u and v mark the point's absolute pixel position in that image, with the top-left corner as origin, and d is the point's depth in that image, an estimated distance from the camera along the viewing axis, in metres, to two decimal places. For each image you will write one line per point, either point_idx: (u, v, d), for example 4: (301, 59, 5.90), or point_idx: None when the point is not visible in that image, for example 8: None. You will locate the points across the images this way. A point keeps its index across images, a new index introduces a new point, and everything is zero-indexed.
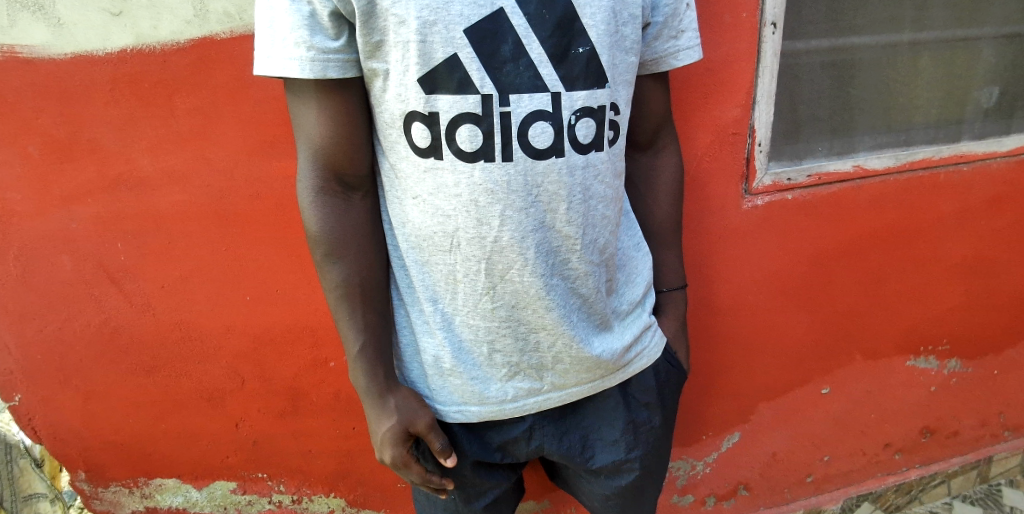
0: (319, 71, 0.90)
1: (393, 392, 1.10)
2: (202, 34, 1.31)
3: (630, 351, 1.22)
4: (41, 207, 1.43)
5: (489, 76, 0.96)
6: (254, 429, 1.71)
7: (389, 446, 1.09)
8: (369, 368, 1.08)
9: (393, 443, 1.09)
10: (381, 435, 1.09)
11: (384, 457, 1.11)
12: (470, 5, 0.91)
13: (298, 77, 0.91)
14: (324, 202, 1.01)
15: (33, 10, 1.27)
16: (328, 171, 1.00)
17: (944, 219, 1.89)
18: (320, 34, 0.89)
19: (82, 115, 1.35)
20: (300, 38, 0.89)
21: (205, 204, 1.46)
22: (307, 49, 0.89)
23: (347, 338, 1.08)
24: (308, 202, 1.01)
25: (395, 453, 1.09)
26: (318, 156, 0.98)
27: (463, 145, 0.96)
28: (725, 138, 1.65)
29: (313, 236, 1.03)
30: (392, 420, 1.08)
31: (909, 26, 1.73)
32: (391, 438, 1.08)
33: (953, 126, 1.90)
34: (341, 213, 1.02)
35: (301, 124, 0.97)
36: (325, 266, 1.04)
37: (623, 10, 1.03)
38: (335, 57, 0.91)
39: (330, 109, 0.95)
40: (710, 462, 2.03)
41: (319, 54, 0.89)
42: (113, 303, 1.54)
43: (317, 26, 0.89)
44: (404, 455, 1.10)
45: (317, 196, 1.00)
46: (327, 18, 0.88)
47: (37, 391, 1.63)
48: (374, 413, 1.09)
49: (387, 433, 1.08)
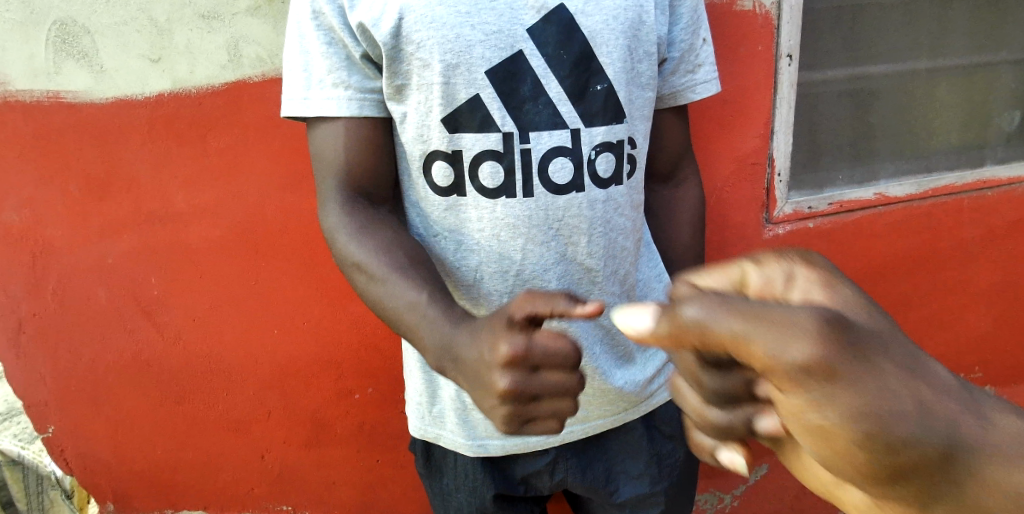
0: (356, 110, 0.94)
1: (453, 333, 0.84)
2: (235, 77, 1.38)
3: (653, 382, 1.21)
4: (79, 241, 1.48)
5: (510, 114, 0.99)
6: (280, 460, 1.73)
7: (486, 407, 0.79)
8: (431, 339, 0.86)
9: (481, 395, 0.79)
10: (476, 398, 0.80)
11: (510, 425, 0.78)
12: (492, 48, 0.95)
13: (334, 116, 0.95)
14: (346, 205, 0.96)
15: (77, 58, 1.35)
16: (359, 191, 0.98)
17: (971, 244, 1.86)
18: (357, 74, 0.94)
19: (119, 154, 1.41)
20: (337, 78, 0.93)
21: (235, 240, 1.51)
22: (346, 88, 0.93)
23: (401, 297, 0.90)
24: (337, 222, 0.96)
25: (488, 398, 0.77)
26: (349, 182, 0.97)
27: (485, 181, 0.99)
28: (745, 168, 1.66)
29: (337, 231, 0.96)
30: (464, 370, 0.81)
31: (927, 53, 1.74)
32: (476, 388, 0.79)
33: (975, 151, 1.89)
34: (364, 211, 0.97)
35: (324, 154, 0.97)
36: (354, 242, 0.95)
37: (639, 47, 1.05)
38: (371, 97, 0.95)
39: (357, 138, 0.96)
40: (737, 495, 1.99)
41: (356, 94, 0.94)
42: (146, 335, 1.58)
43: (354, 67, 0.94)
44: (488, 385, 0.77)
45: (340, 203, 0.96)
46: (361, 61, 0.93)
47: (71, 422, 1.66)
48: (466, 336, 0.81)
49: (473, 393, 0.80)
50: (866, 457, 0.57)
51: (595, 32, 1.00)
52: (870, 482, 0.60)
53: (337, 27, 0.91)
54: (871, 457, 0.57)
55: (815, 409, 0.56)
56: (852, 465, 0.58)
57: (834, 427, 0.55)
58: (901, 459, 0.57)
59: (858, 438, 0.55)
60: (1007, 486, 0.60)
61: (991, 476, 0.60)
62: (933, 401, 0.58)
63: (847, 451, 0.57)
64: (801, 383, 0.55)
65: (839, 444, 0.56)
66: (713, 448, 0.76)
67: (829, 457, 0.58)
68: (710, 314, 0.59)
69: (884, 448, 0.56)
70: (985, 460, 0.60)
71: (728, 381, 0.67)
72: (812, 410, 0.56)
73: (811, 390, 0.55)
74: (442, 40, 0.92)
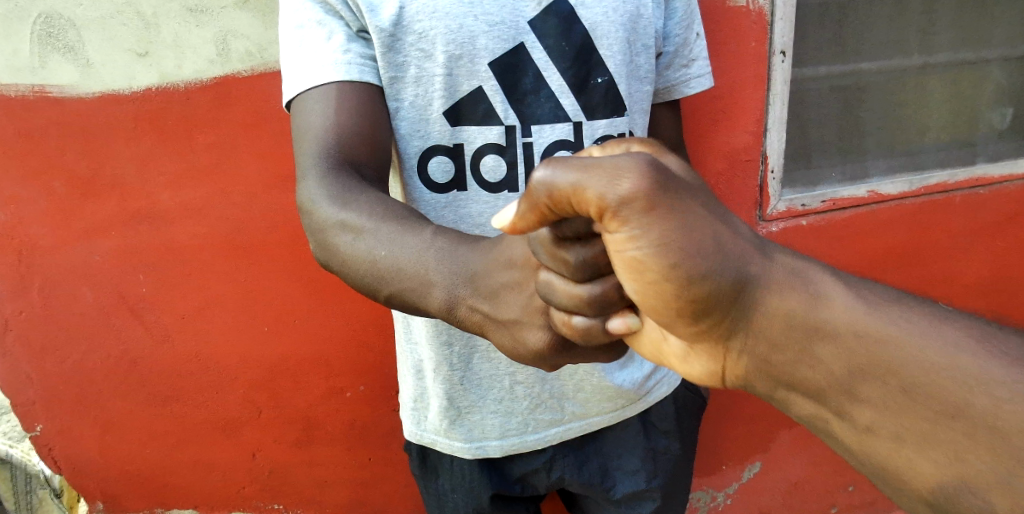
0: (357, 75, 0.89)
1: (461, 256, 0.74)
2: (224, 72, 1.36)
3: (651, 378, 1.20)
4: (66, 239, 1.45)
5: (512, 107, 1.00)
6: (270, 459, 1.71)
7: (523, 317, 0.72)
8: (438, 269, 0.74)
9: (516, 304, 0.72)
10: (506, 313, 0.72)
11: (552, 331, 0.72)
12: (495, 39, 0.96)
13: (330, 80, 0.88)
14: (332, 176, 0.83)
15: (62, 52, 1.32)
16: (347, 160, 0.85)
17: (962, 241, 1.87)
18: (357, 41, 0.90)
19: (106, 150, 1.38)
20: (336, 41, 0.88)
21: (224, 237, 1.48)
22: (345, 52, 0.88)
23: (400, 248, 0.76)
24: (319, 191, 0.82)
25: (528, 300, 0.72)
26: (334, 150, 0.85)
27: (487, 175, 1.01)
28: (738, 164, 1.66)
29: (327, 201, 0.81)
30: (489, 285, 0.72)
31: (918, 51, 1.75)
32: (508, 297, 0.72)
33: (965, 148, 1.90)
34: (353, 183, 0.83)
35: (311, 122, 0.87)
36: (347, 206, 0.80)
37: (637, 40, 1.04)
38: (371, 64, 0.91)
39: (351, 105, 0.88)
40: (731, 492, 1.99)
41: (357, 57, 0.89)
42: (133, 334, 1.55)
43: (353, 34, 0.90)
44: (529, 284, 0.71)
45: (326, 174, 0.83)
46: (356, 34, 0.90)
47: (57, 422, 1.62)
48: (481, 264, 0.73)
49: (500, 310, 0.72)
50: (676, 295, 0.56)
51: (594, 24, 1.00)
52: (687, 324, 0.60)
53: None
54: (681, 292, 0.56)
55: (632, 245, 0.56)
56: (667, 305, 0.58)
57: (648, 262, 0.55)
58: (703, 294, 0.56)
59: (666, 273, 0.55)
60: (785, 312, 0.58)
61: (779, 306, 0.58)
62: (732, 240, 0.58)
63: (659, 289, 0.56)
64: (621, 218, 0.55)
65: (652, 282, 0.56)
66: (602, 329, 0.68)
67: (647, 300, 0.58)
68: (550, 168, 0.59)
69: (689, 283, 0.55)
70: (769, 289, 0.59)
71: (591, 249, 0.64)
72: (630, 247, 0.56)
73: (626, 225, 0.55)
74: (446, 31, 0.93)
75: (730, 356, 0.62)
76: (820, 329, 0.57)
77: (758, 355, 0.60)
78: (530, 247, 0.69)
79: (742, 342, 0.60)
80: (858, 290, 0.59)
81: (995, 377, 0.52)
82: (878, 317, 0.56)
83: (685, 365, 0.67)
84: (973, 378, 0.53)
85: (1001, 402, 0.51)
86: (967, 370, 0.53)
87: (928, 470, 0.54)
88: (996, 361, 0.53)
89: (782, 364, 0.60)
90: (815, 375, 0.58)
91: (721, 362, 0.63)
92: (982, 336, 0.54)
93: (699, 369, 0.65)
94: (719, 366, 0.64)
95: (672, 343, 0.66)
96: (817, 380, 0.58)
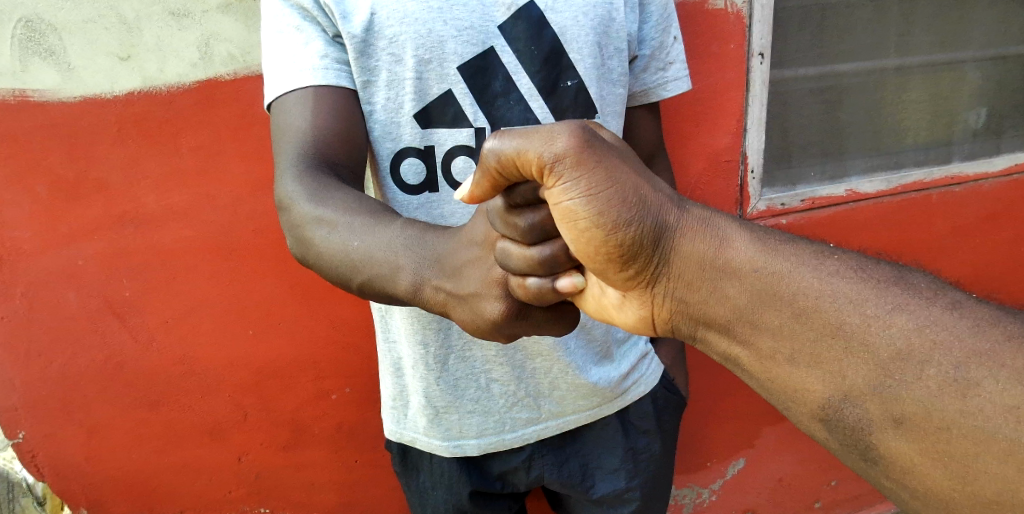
0: (334, 80, 0.91)
1: (429, 243, 0.80)
2: (207, 76, 1.38)
3: (627, 378, 1.22)
4: (48, 243, 1.45)
5: (482, 110, 1.02)
6: (257, 462, 1.71)
7: (481, 290, 0.77)
8: (405, 255, 0.79)
9: (475, 278, 0.77)
10: (466, 289, 0.77)
11: (507, 304, 0.78)
12: (463, 44, 0.98)
13: (308, 84, 0.90)
14: (307, 174, 0.86)
15: (43, 56, 1.33)
16: (323, 159, 0.88)
17: (940, 239, 1.90)
18: (334, 47, 0.92)
19: (89, 154, 1.39)
20: (315, 48, 0.91)
21: (209, 239, 1.49)
22: (322, 57, 0.90)
23: (371, 236, 0.81)
24: (297, 188, 0.84)
25: (487, 273, 0.77)
26: (312, 151, 0.87)
27: (458, 176, 1.02)
28: (719, 165, 1.67)
29: (301, 194, 0.84)
30: (450, 266, 0.78)
31: (894, 52, 1.78)
32: (469, 273, 0.77)
33: (942, 147, 1.93)
34: (328, 180, 0.86)
35: (289, 122, 0.89)
36: (322, 199, 0.83)
37: (609, 44, 1.07)
38: (346, 69, 0.93)
39: (327, 107, 0.90)
40: (716, 489, 2.01)
41: (333, 63, 0.91)
42: (117, 337, 1.55)
43: (331, 40, 0.92)
44: (488, 257, 0.77)
45: (302, 170, 0.86)
46: (331, 40, 0.92)
47: (40, 429, 1.61)
48: (443, 249, 0.79)
49: (461, 285, 0.77)
50: (604, 239, 0.65)
51: (563, 28, 1.02)
52: (616, 270, 0.68)
53: (308, 6, 0.90)
54: (608, 236, 0.64)
55: (565, 196, 0.64)
56: (598, 250, 0.66)
57: (578, 211, 0.64)
58: (628, 238, 0.64)
59: (594, 218, 0.63)
60: (697, 254, 0.65)
61: (690, 248, 0.65)
62: (653, 192, 0.65)
63: (590, 235, 0.65)
64: (557, 174, 0.63)
65: (583, 229, 0.65)
66: (553, 285, 0.74)
67: (581, 247, 0.66)
68: (497, 139, 0.68)
69: (614, 227, 0.64)
70: (683, 235, 0.65)
71: (539, 213, 0.71)
72: (563, 197, 0.64)
73: (561, 179, 0.63)
74: (415, 36, 0.95)
75: (656, 301, 0.68)
76: (723, 265, 0.64)
77: (678, 297, 0.67)
78: (488, 221, 0.76)
79: (665, 286, 0.67)
80: (756, 232, 0.65)
81: (867, 298, 0.58)
82: (770, 252, 0.62)
83: (621, 316, 0.74)
84: (853, 301, 0.58)
85: (875, 318, 0.57)
86: (847, 294, 0.59)
87: (818, 390, 0.59)
88: (870, 284, 0.59)
89: (697, 303, 0.66)
90: (723, 310, 0.64)
91: (649, 308, 0.70)
92: (859, 265, 0.61)
93: (631, 318, 0.72)
94: (648, 312, 0.70)
95: (610, 296, 0.74)
96: (724, 314, 0.64)
